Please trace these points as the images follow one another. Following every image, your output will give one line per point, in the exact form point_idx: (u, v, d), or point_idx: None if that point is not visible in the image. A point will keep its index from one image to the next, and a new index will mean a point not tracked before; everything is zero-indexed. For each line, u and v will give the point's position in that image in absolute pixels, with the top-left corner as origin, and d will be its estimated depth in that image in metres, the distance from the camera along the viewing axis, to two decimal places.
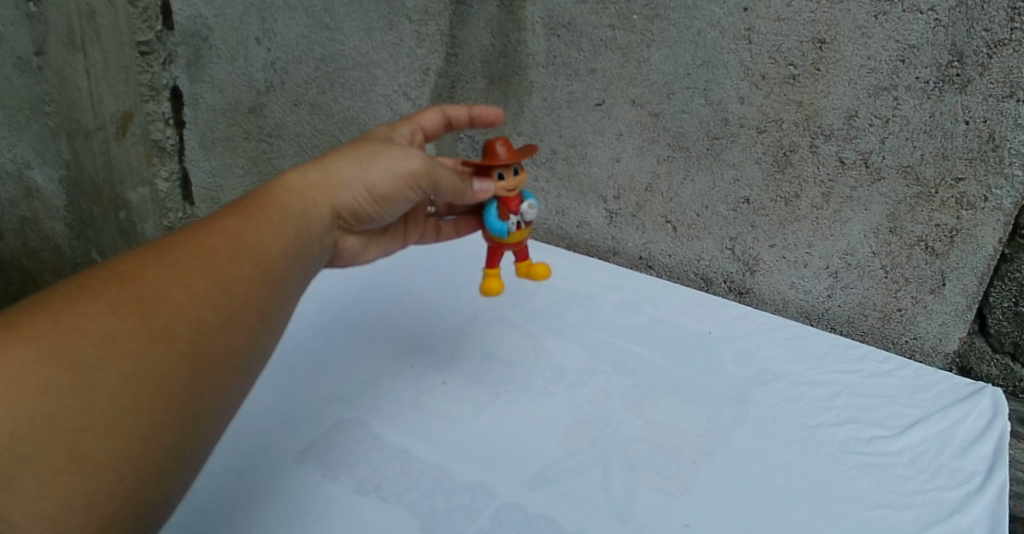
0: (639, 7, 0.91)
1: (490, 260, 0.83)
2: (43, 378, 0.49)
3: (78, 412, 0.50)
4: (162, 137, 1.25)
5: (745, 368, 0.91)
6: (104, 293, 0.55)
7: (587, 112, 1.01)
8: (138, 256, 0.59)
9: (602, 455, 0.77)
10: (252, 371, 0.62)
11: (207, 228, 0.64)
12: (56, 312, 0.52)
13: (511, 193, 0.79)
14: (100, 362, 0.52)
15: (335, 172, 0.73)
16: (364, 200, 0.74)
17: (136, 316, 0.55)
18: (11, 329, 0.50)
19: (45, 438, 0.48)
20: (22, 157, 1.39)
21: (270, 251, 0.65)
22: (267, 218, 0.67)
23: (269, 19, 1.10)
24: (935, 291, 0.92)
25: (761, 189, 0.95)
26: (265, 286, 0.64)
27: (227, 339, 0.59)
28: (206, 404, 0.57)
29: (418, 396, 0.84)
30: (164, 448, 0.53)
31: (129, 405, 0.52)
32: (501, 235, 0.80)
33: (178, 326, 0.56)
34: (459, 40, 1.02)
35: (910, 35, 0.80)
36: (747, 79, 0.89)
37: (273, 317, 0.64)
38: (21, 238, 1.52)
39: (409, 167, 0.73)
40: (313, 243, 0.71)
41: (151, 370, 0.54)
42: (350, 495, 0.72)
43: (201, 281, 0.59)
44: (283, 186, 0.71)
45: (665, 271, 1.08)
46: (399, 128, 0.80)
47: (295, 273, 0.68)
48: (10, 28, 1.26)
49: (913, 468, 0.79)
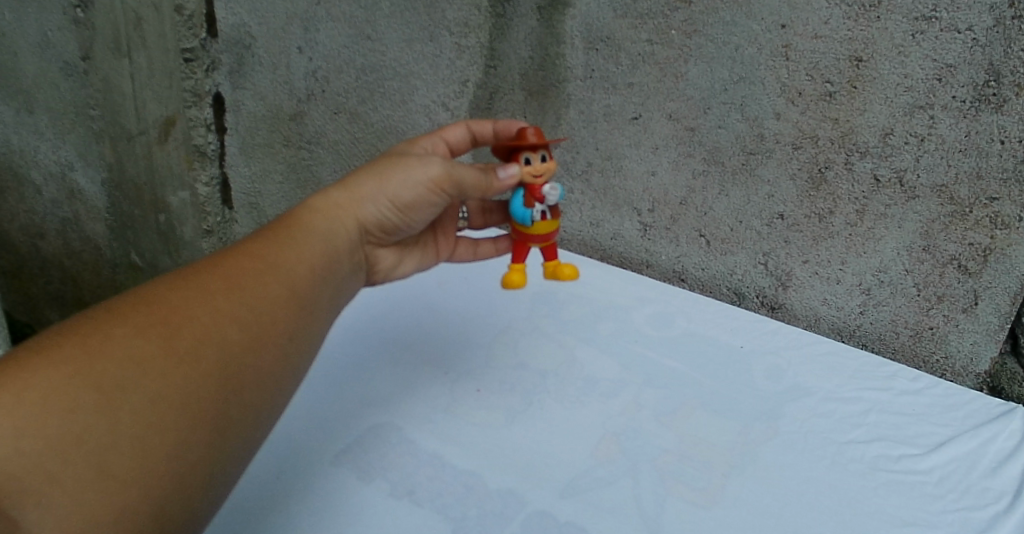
0: (678, 22, 0.92)
1: (516, 255, 0.87)
2: (70, 398, 0.52)
3: (105, 431, 0.52)
4: (204, 142, 1.26)
5: (777, 383, 0.91)
6: (131, 316, 0.57)
7: (624, 126, 1.01)
8: (166, 282, 0.62)
9: (633, 465, 0.78)
10: (284, 389, 0.64)
11: (235, 251, 0.66)
12: (85, 336, 0.55)
13: (537, 178, 0.78)
14: (127, 382, 0.54)
15: (357, 190, 0.74)
16: (390, 213, 0.75)
17: (161, 338, 0.57)
18: (40, 354, 0.53)
19: (73, 456, 0.50)
20: (66, 159, 1.42)
21: (297, 271, 0.67)
22: (292, 238, 0.68)
23: (311, 29, 1.12)
24: (967, 310, 0.91)
25: (796, 205, 0.95)
26: (292, 306, 0.65)
27: (254, 358, 0.61)
28: (235, 422, 0.59)
29: (452, 402, 0.85)
30: (192, 466, 0.55)
31: (154, 424, 0.54)
32: (525, 224, 0.81)
33: (203, 346, 0.58)
34: (498, 53, 1.04)
35: (947, 55, 0.80)
36: (784, 96, 0.90)
37: (303, 336, 0.66)
38: (62, 238, 1.56)
39: (430, 174, 0.74)
40: (342, 261, 0.72)
41: (177, 389, 0.55)
42: (384, 498, 0.73)
43: (227, 302, 0.61)
44: (308, 208, 0.73)
45: (697, 285, 1.08)
46: (419, 142, 0.81)
47: (325, 292, 0.69)
48: (58, 33, 1.29)
49: (942, 487, 0.79)
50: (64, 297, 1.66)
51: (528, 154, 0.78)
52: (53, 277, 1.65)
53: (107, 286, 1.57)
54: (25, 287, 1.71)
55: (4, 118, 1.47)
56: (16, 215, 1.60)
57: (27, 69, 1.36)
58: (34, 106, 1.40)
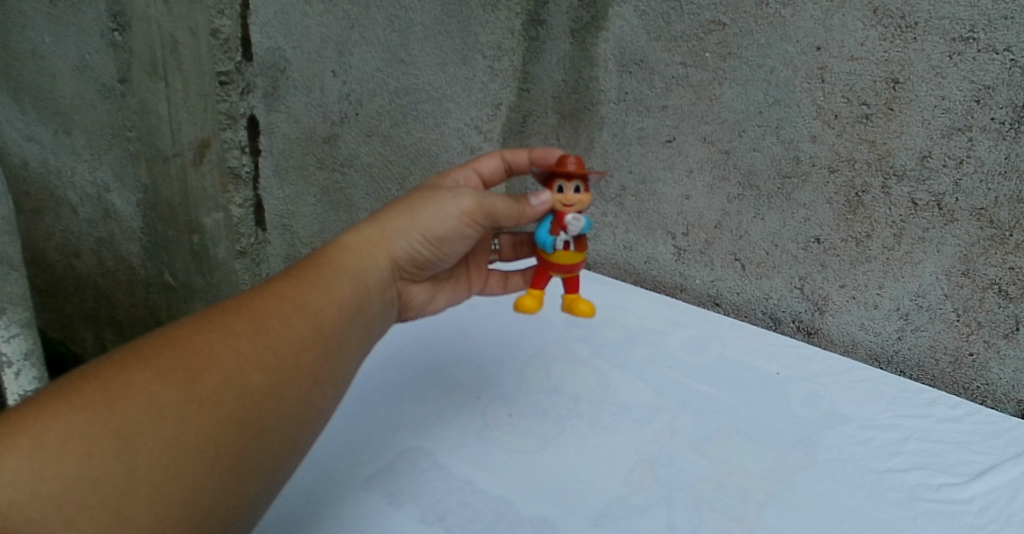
0: (712, 45, 0.92)
1: (537, 281, 0.85)
2: (89, 443, 0.52)
3: (122, 476, 0.52)
4: (238, 164, 1.27)
5: (814, 410, 0.89)
6: (154, 359, 0.57)
7: (657, 149, 1.01)
8: (191, 322, 0.61)
9: (668, 493, 0.77)
10: (308, 433, 0.63)
11: (263, 290, 0.66)
12: (106, 379, 0.55)
13: (567, 207, 0.77)
14: (146, 427, 0.54)
15: (387, 227, 0.74)
16: (421, 247, 0.75)
17: (183, 382, 0.57)
18: (62, 397, 0.53)
19: (91, 502, 0.51)
20: (102, 180, 1.45)
21: (325, 311, 0.66)
22: (322, 277, 0.68)
23: (345, 52, 1.13)
24: (1009, 336, 0.89)
25: (832, 228, 0.93)
26: (319, 348, 0.65)
27: (278, 403, 0.60)
28: (254, 466, 0.58)
29: (484, 427, 0.84)
30: (208, 511, 0.55)
31: (173, 469, 0.54)
32: (547, 251, 0.80)
33: (225, 390, 0.58)
34: (531, 76, 1.04)
35: (985, 76, 0.79)
36: (819, 118, 0.89)
37: (330, 379, 0.66)
38: (97, 258, 1.59)
39: (463, 206, 0.74)
40: (372, 300, 0.72)
41: (196, 434, 0.55)
42: (414, 524, 0.72)
43: (251, 345, 0.61)
44: (338, 246, 0.72)
45: (732, 309, 1.07)
46: (453, 174, 0.82)
47: (353, 332, 0.69)
48: (96, 56, 1.31)
49: (983, 517, 0.77)
50: (98, 315, 1.69)
51: (561, 181, 0.78)
52: (87, 296, 1.68)
53: (140, 306, 1.59)
54: (60, 305, 1.74)
55: (41, 139, 1.50)
56: (53, 234, 1.63)
57: (66, 92, 1.39)
58: (72, 127, 1.43)
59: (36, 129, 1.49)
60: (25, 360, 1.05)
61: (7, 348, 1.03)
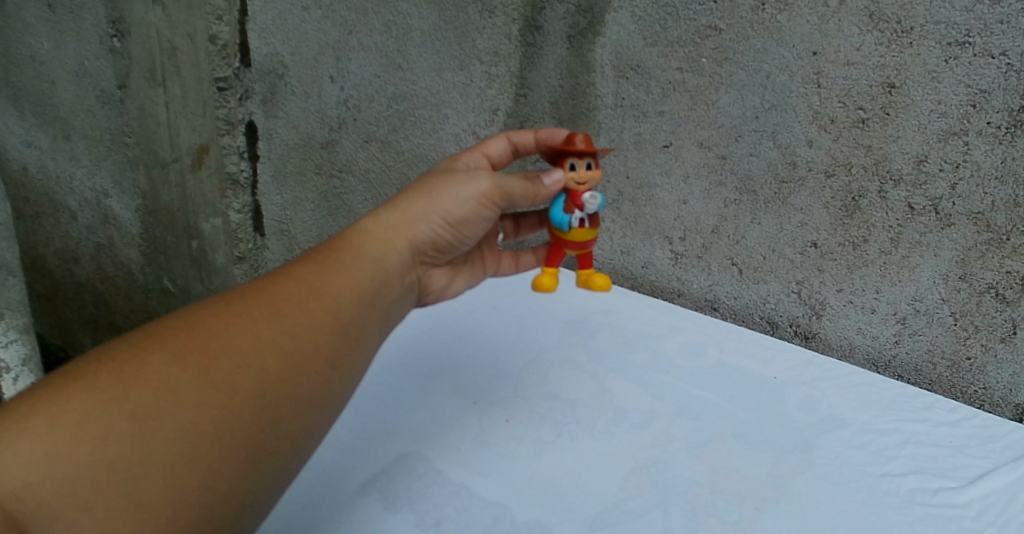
0: (708, 50, 0.92)
1: (551, 259, 0.89)
2: (104, 425, 0.52)
3: (138, 459, 0.52)
4: (237, 170, 1.28)
5: (811, 414, 0.90)
6: (172, 342, 0.58)
7: (655, 154, 1.01)
8: (209, 305, 0.62)
9: (664, 498, 0.77)
10: (324, 418, 0.63)
11: (281, 274, 0.66)
12: (122, 362, 0.55)
13: (581, 185, 0.80)
14: (163, 410, 0.54)
15: (406, 212, 0.74)
16: (442, 231, 0.75)
17: (199, 365, 0.57)
18: (77, 380, 0.54)
19: (106, 485, 0.51)
20: (101, 186, 1.45)
21: (342, 295, 0.66)
22: (340, 261, 0.68)
23: (343, 58, 1.14)
24: (1006, 340, 0.89)
25: (829, 233, 0.94)
26: (336, 334, 0.65)
27: (293, 388, 0.60)
28: (270, 451, 0.58)
29: (482, 431, 0.84)
30: (223, 497, 0.55)
31: (188, 453, 0.54)
32: (563, 229, 0.83)
33: (241, 373, 0.58)
34: (528, 81, 1.04)
35: (981, 80, 0.79)
36: (816, 123, 0.89)
37: (348, 365, 0.65)
38: (96, 263, 1.59)
39: (481, 189, 0.75)
40: (392, 285, 0.72)
41: (210, 418, 0.55)
42: (411, 529, 0.72)
43: (269, 329, 0.61)
44: (358, 229, 0.72)
45: (730, 314, 1.07)
46: (462, 158, 0.81)
47: (372, 317, 0.69)
48: (94, 63, 1.32)
49: (980, 522, 0.77)
50: (97, 320, 1.70)
51: (573, 159, 0.80)
52: (86, 301, 1.69)
53: (138, 311, 1.60)
54: (59, 311, 1.76)
55: (40, 144, 1.50)
56: (52, 240, 1.64)
57: (64, 98, 1.40)
58: (71, 133, 1.43)
59: (35, 134, 1.50)
60: (22, 366, 1.04)
61: (6, 355, 1.03)
